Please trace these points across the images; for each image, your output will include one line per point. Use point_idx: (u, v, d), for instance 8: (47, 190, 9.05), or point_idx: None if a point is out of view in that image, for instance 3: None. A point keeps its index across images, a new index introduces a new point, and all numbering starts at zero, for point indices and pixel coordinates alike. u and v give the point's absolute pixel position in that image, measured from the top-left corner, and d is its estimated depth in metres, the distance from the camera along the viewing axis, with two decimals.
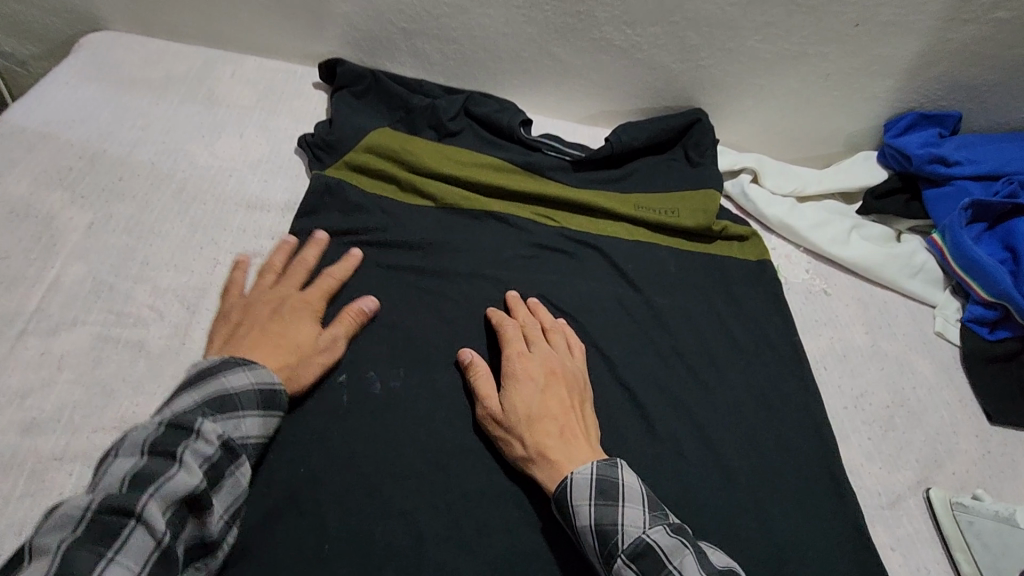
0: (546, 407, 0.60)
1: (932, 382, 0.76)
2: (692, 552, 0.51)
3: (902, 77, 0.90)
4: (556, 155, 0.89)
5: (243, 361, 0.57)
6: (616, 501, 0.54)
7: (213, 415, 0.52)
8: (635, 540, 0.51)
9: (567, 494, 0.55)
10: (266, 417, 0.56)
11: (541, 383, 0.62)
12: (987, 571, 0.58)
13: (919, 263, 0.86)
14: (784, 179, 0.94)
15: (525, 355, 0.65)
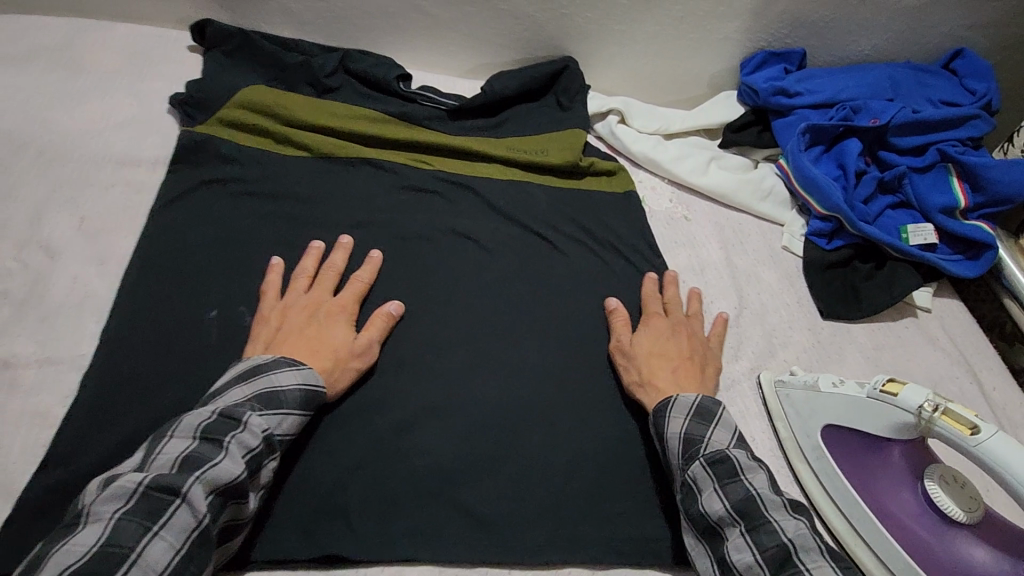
0: (299, 331, 0.63)
1: (775, 288, 0.86)
2: (764, 472, 0.55)
3: (748, 17, 0.98)
4: (432, 105, 0.93)
5: (291, 360, 0.59)
6: (711, 423, 0.59)
7: (260, 409, 0.54)
8: (716, 450, 0.57)
9: (664, 408, 0.61)
10: (305, 415, 0.58)
11: (304, 308, 0.65)
12: (798, 431, 0.66)
13: (768, 187, 0.95)
14: (651, 118, 1.01)
15: (298, 295, 0.67)
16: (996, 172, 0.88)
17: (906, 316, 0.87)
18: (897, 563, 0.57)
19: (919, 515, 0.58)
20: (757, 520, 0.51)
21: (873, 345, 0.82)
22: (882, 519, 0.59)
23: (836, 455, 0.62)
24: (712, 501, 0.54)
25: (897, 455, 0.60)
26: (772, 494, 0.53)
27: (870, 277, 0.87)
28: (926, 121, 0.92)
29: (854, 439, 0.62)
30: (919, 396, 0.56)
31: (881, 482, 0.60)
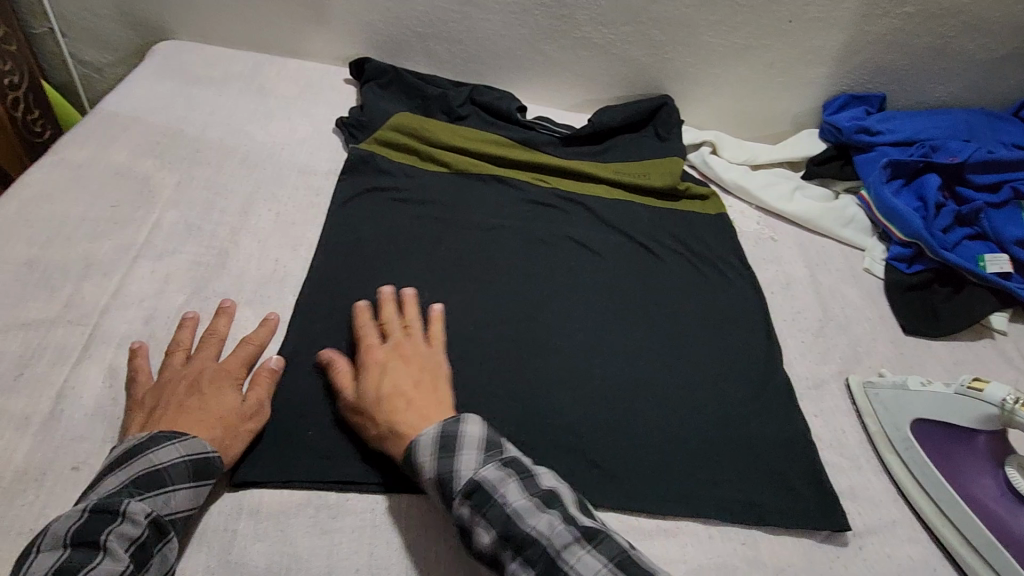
0: (407, 398, 0.64)
1: (858, 305, 0.94)
2: (515, 479, 0.57)
3: (832, 65, 1.09)
4: (548, 133, 1.08)
5: (176, 435, 0.59)
6: (456, 454, 0.59)
7: (138, 494, 0.54)
8: (467, 480, 0.57)
9: (413, 454, 0.60)
10: (197, 488, 0.58)
11: (403, 374, 0.66)
12: (886, 425, 0.73)
13: (850, 215, 1.04)
14: (739, 151, 1.12)
15: (230, 361, 0.67)
16: None
17: (983, 337, 0.93)
18: (982, 541, 0.64)
19: (1000, 497, 0.66)
20: (522, 539, 0.54)
21: (953, 360, 0.89)
22: (966, 501, 0.66)
23: (922, 444, 0.70)
24: (531, 519, 0.55)
25: (977, 446, 0.69)
26: (524, 506, 0.55)
27: (950, 299, 0.94)
28: (1000, 161, 1.01)
29: (939, 431, 0.70)
30: (1002, 392, 0.65)
31: (964, 469, 0.68)
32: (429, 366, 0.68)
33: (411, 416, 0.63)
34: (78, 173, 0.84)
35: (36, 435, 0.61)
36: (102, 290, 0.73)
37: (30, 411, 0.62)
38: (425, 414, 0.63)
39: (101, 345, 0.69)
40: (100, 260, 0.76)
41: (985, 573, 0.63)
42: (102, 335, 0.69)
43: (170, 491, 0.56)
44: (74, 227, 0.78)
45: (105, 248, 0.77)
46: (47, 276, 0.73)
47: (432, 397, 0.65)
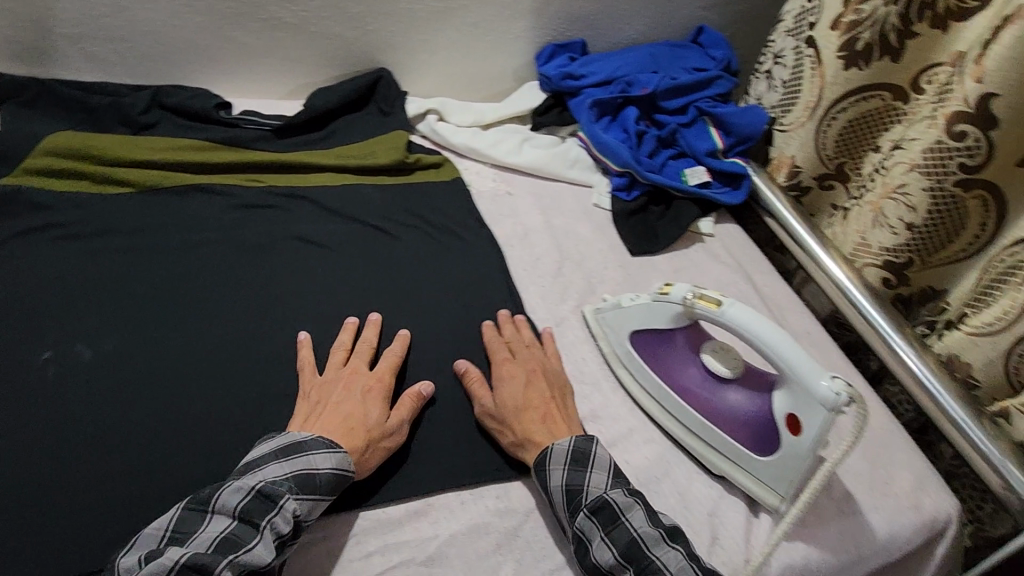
0: (546, 410, 0.71)
1: (589, 239, 1.01)
2: (641, 507, 0.62)
3: (531, 17, 1.13)
4: (257, 128, 0.98)
5: (329, 444, 0.63)
6: (587, 467, 0.65)
7: (297, 492, 0.58)
8: (595, 497, 0.62)
9: (544, 466, 0.66)
10: (320, 503, 0.60)
11: (525, 383, 0.72)
12: (614, 343, 0.80)
13: (574, 156, 1.11)
14: (466, 113, 1.13)
15: (336, 368, 0.72)
16: (737, 117, 1.10)
17: (696, 242, 1.06)
18: (694, 423, 0.73)
19: (701, 381, 0.74)
20: (644, 565, 0.57)
21: (673, 269, 1.00)
22: (678, 393, 0.74)
23: (640, 352, 0.77)
24: (656, 549, 0.58)
25: (681, 340, 0.76)
26: (653, 534, 0.59)
27: (663, 216, 1.06)
28: (683, 86, 1.13)
29: (650, 336, 0.77)
30: (683, 290, 0.72)
31: (674, 364, 0.75)
32: (354, 407, 0.67)
33: (546, 423, 0.69)
34: None
35: None
36: None
37: None
38: (565, 424, 0.70)
39: None
40: None
41: (701, 448, 0.73)
42: None
43: (319, 496, 0.60)
44: None
45: None
46: None
47: (570, 413, 0.73)
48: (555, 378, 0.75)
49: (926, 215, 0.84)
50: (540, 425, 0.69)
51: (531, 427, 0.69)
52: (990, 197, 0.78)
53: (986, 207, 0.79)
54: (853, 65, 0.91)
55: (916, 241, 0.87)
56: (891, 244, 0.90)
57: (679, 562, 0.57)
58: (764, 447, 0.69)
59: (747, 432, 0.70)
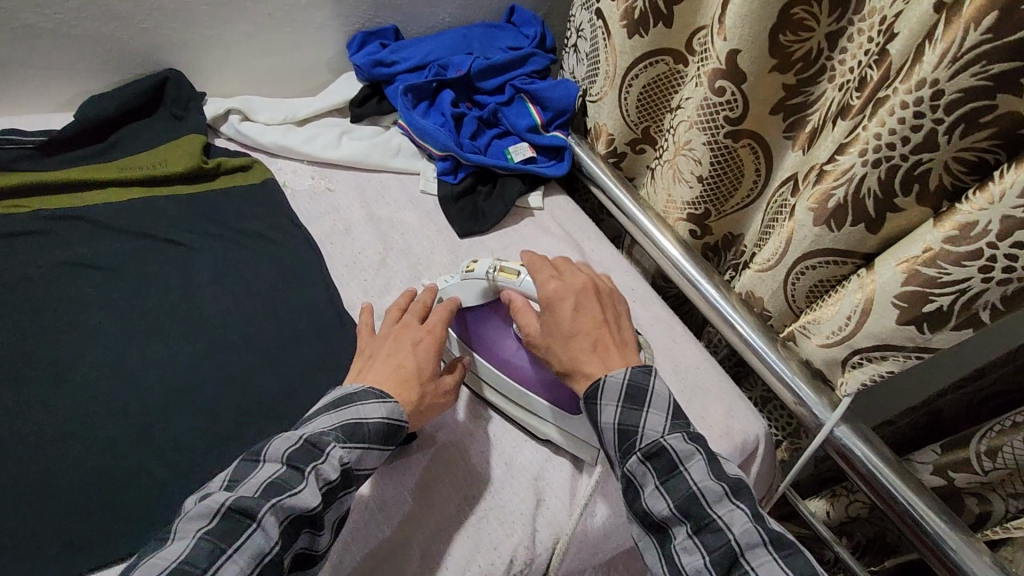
0: (597, 336, 0.70)
1: (415, 226, 1.00)
2: (704, 457, 0.60)
3: (332, 5, 1.09)
4: (13, 146, 0.86)
5: (380, 395, 0.66)
6: (642, 408, 0.64)
7: (344, 441, 0.61)
8: (650, 443, 0.62)
9: (598, 394, 0.66)
10: (382, 450, 0.64)
11: (574, 308, 0.71)
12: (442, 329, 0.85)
13: (395, 145, 1.09)
14: (277, 111, 1.07)
15: (388, 326, 0.76)
16: (550, 92, 1.13)
17: (524, 218, 1.07)
18: (514, 392, 0.78)
19: (515, 351, 0.79)
20: (700, 521, 0.58)
21: (501, 246, 1.01)
22: (498, 365, 0.79)
23: (463, 332, 0.82)
24: (717, 506, 0.58)
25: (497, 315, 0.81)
26: (715, 488, 0.58)
27: (489, 195, 1.06)
28: (497, 65, 1.14)
29: (470, 316, 0.82)
30: (485, 265, 0.78)
31: (492, 339, 0.80)
32: (408, 365, 0.70)
33: (582, 355, 0.69)
34: None
35: None
36: None
37: None
38: (609, 354, 0.69)
39: None
40: None
41: (525, 414, 0.78)
42: None
43: (366, 449, 0.63)
44: None
45: None
46: None
47: (624, 333, 0.73)
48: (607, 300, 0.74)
49: (710, 166, 0.91)
50: (584, 352, 0.69)
51: (581, 349, 0.69)
52: (756, 144, 0.87)
53: (755, 154, 0.88)
54: (635, 34, 0.96)
55: (709, 192, 0.94)
56: (692, 198, 0.97)
57: (744, 524, 0.56)
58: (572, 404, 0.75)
59: (555, 391, 0.75)
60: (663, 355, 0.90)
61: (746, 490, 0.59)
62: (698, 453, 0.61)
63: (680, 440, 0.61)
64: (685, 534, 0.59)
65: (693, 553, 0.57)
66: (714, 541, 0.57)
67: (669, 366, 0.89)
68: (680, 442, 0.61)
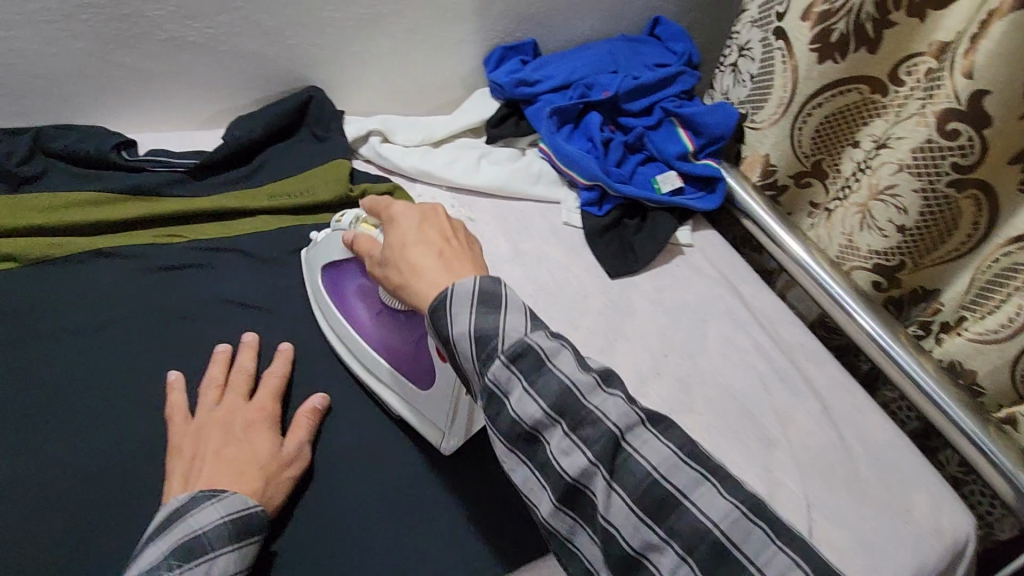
0: (439, 245, 0.60)
1: (564, 264, 0.92)
2: (624, 399, 0.52)
3: (475, 19, 1.02)
4: (166, 170, 0.83)
5: (212, 493, 0.54)
6: (545, 360, 0.52)
7: (178, 566, 0.49)
8: (558, 395, 0.51)
9: (494, 352, 0.52)
10: (239, 551, 0.53)
11: (421, 223, 0.61)
12: (308, 266, 0.75)
13: (537, 171, 1.01)
14: (415, 131, 1.01)
15: (208, 412, 0.62)
16: (706, 117, 1.02)
17: (675, 256, 0.98)
18: (382, 375, 0.69)
19: (378, 309, 0.70)
20: (633, 482, 0.49)
21: (656, 289, 0.92)
22: (358, 331, 0.70)
23: (325, 280, 0.73)
24: (642, 456, 0.50)
25: (369, 286, 0.72)
26: (649, 439, 0.50)
27: (639, 230, 0.98)
28: (646, 85, 1.04)
29: (336, 272, 0.73)
30: (352, 217, 0.70)
31: (354, 300, 0.72)
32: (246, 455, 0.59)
33: (424, 256, 0.59)
34: None
35: None
36: None
37: None
38: (454, 262, 0.59)
39: None
40: None
41: (380, 393, 0.69)
42: None
43: (212, 558, 0.51)
44: None
45: None
46: None
47: (476, 252, 0.62)
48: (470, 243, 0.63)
49: (918, 217, 0.79)
50: (421, 257, 0.59)
51: (416, 251, 0.59)
52: (984, 196, 0.75)
53: (979, 207, 0.76)
54: (828, 59, 0.86)
55: (908, 244, 0.83)
56: (882, 247, 0.85)
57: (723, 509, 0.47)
58: (425, 380, 0.67)
59: (416, 372, 0.67)
60: (849, 427, 0.81)
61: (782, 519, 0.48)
62: (703, 477, 0.49)
63: (673, 455, 0.50)
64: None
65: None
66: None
67: (858, 441, 0.79)
68: (682, 456, 0.50)
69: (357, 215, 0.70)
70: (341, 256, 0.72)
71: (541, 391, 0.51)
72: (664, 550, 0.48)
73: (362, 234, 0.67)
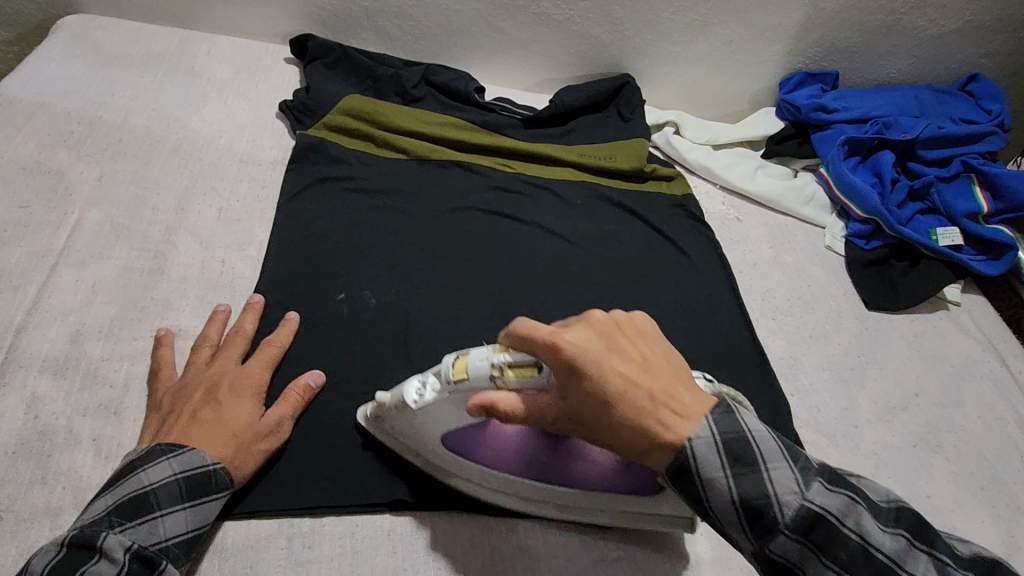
0: (640, 358, 0.49)
1: (823, 282, 0.94)
2: (858, 498, 0.47)
3: (789, 42, 1.09)
4: (509, 115, 1.02)
5: (171, 448, 0.54)
6: (762, 466, 0.48)
7: (120, 525, 0.49)
8: (789, 513, 0.46)
9: (699, 486, 0.48)
10: (191, 509, 0.52)
11: (604, 341, 0.49)
12: (430, 448, 0.60)
13: (810, 193, 1.05)
14: (702, 131, 1.10)
15: (198, 369, 0.61)
16: (1014, 182, 0.98)
17: (939, 310, 0.95)
18: (583, 503, 0.60)
19: (533, 445, 0.59)
20: (832, 540, 0.45)
21: (914, 332, 0.91)
22: (533, 477, 0.60)
23: (462, 453, 0.60)
24: (849, 515, 0.46)
25: (516, 435, 0.59)
26: (886, 538, 0.46)
27: (906, 273, 0.96)
28: (950, 136, 1.03)
29: (469, 435, 0.59)
30: (481, 355, 0.51)
31: (506, 445, 0.59)
32: (235, 422, 0.58)
33: (637, 436, 0.48)
34: None
35: None
36: (11, 307, 0.61)
37: None
38: (676, 403, 0.49)
39: (19, 368, 0.58)
40: (8, 272, 0.64)
41: (580, 517, 0.61)
42: (19, 359, 0.59)
43: (157, 517, 0.50)
44: None
45: (18, 254, 0.66)
46: None
47: (663, 344, 0.52)
48: (630, 319, 0.52)
49: None
50: (643, 436, 0.48)
51: (626, 410, 0.47)
52: None
53: None
54: None
55: None
56: None
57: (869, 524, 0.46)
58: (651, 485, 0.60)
59: (616, 479, 0.59)
60: None
61: (791, 443, 0.50)
62: (784, 450, 0.49)
63: (706, 403, 0.50)
64: None
65: None
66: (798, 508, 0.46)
67: None
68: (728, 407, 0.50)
69: (486, 353, 0.51)
70: (462, 423, 0.57)
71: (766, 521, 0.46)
72: None
73: (503, 390, 0.50)
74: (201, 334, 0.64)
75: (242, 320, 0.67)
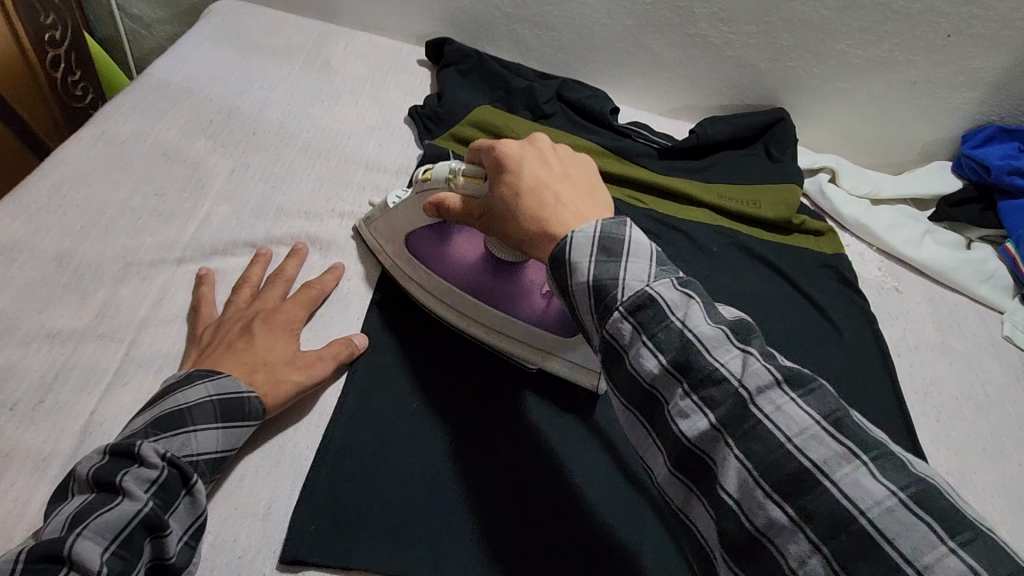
0: (558, 166, 0.53)
1: (1001, 382, 0.79)
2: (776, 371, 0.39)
3: (986, 90, 0.93)
4: (644, 142, 0.94)
5: (209, 372, 0.53)
6: (667, 298, 0.42)
7: (153, 435, 0.48)
8: (642, 298, 0.42)
9: (617, 344, 0.43)
10: (227, 429, 0.52)
11: (516, 188, 0.52)
12: (395, 261, 0.70)
13: (990, 270, 0.89)
14: (862, 182, 0.97)
15: (237, 308, 0.61)
16: None
17: None
18: (502, 324, 0.68)
19: (480, 256, 0.70)
20: (722, 397, 0.39)
21: None
22: (446, 280, 0.69)
23: (418, 258, 0.70)
24: (746, 378, 0.39)
25: (458, 240, 0.71)
26: (798, 415, 0.37)
27: None
28: None
29: (426, 235, 0.69)
30: (446, 167, 0.60)
31: (443, 252, 0.70)
32: (267, 365, 0.57)
33: (530, 225, 0.50)
34: (122, 150, 0.72)
35: (51, 482, 0.49)
36: (137, 301, 0.60)
37: (44, 454, 0.50)
38: (586, 206, 0.50)
39: (135, 367, 0.56)
40: (139, 262, 0.63)
41: (514, 348, 0.67)
42: (137, 358, 0.57)
43: (189, 431, 0.50)
44: (112, 216, 0.66)
45: (150, 244, 0.65)
46: (77, 276, 0.60)
47: (593, 179, 0.54)
48: (563, 149, 0.56)
49: None
50: (535, 227, 0.49)
51: (529, 205, 0.50)
52: None
53: None
54: None
55: None
56: None
57: (786, 406, 0.37)
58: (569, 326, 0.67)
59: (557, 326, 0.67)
60: None
61: (874, 440, 0.36)
62: (779, 382, 0.38)
63: (784, 392, 0.38)
64: (781, 518, 0.36)
65: (896, 537, 0.33)
66: (829, 505, 0.35)
67: None
68: (775, 361, 0.40)
69: (450, 165, 0.60)
70: (427, 225, 0.68)
71: (601, 295, 0.43)
72: (747, 480, 0.37)
73: (455, 197, 0.58)
74: (245, 276, 0.64)
75: (299, 270, 0.67)
